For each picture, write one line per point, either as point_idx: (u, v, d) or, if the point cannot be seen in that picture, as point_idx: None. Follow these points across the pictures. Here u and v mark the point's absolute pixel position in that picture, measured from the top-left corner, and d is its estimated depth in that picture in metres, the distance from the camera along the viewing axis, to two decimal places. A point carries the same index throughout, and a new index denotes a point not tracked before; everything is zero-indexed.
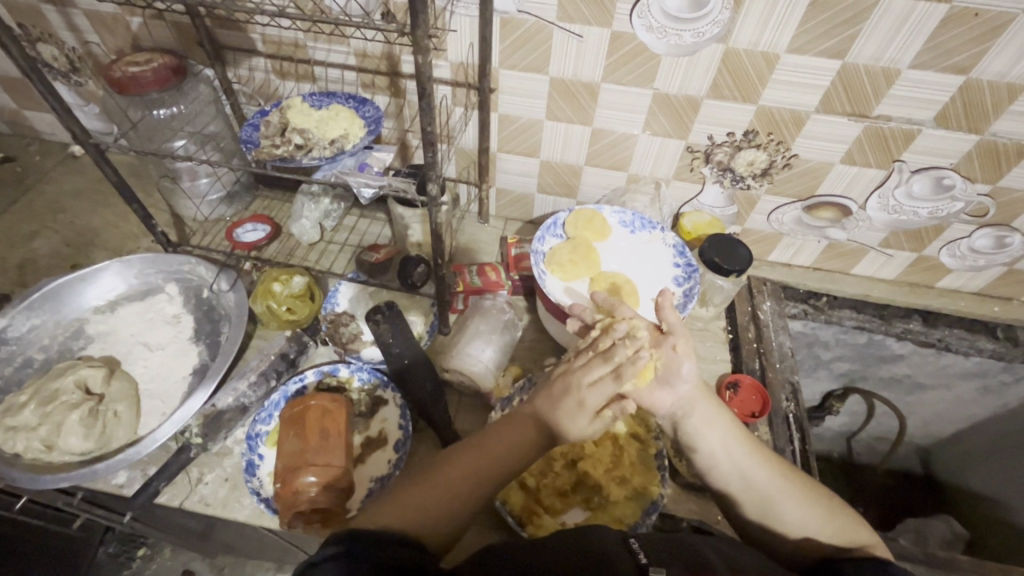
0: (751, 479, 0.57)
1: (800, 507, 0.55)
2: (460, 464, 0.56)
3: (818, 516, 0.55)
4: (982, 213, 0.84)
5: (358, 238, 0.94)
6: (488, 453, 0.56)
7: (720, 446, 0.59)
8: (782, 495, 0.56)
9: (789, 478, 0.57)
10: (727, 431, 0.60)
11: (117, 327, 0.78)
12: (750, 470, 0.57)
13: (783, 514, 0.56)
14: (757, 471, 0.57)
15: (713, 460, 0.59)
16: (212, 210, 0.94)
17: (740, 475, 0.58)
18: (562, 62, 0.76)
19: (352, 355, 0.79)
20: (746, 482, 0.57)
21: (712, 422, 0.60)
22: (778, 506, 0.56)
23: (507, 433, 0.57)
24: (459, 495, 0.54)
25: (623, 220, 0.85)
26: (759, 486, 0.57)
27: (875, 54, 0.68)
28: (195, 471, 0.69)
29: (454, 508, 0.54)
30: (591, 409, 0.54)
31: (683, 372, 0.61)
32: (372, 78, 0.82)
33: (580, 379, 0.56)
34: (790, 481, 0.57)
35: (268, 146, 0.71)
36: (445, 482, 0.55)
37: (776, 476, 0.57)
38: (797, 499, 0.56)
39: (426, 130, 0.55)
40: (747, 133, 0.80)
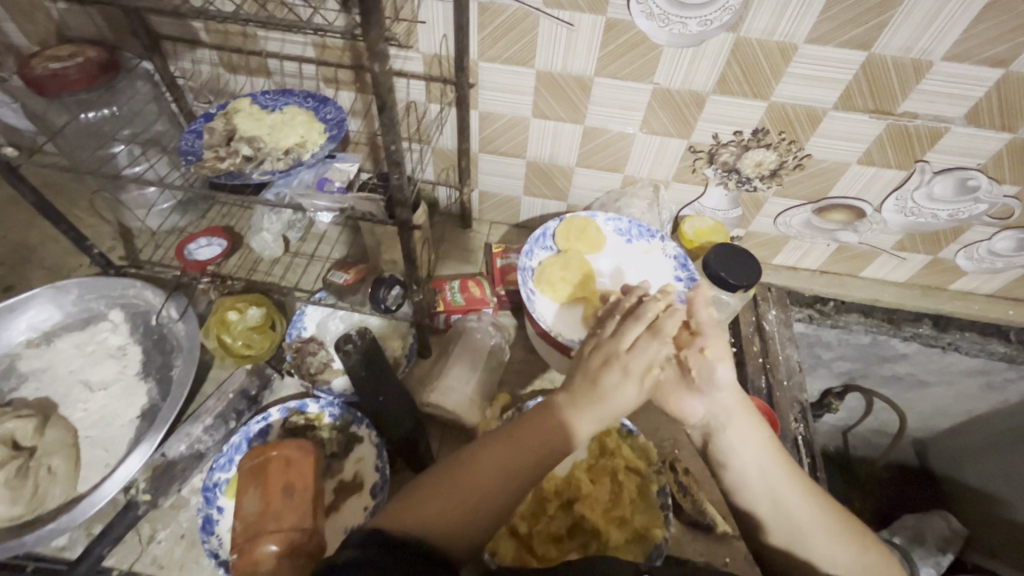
0: (785, 507, 0.50)
1: (836, 542, 0.50)
2: (483, 461, 0.49)
3: (852, 551, 0.50)
4: (1006, 214, 0.77)
5: (328, 248, 0.84)
6: (515, 452, 0.50)
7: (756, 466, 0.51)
8: (816, 527, 0.50)
9: (825, 507, 0.51)
10: (764, 449, 0.52)
11: (54, 363, 0.69)
12: (785, 495, 0.51)
13: (814, 547, 0.50)
14: (793, 496, 0.50)
15: (747, 479, 0.52)
16: (162, 221, 0.85)
17: (776, 500, 0.51)
18: (550, 54, 0.67)
19: (322, 388, 0.71)
20: (780, 512, 0.51)
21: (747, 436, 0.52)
22: (811, 539, 0.50)
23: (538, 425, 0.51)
24: (482, 501, 0.48)
25: (619, 228, 0.77)
26: (794, 517, 0.50)
27: (905, 45, 0.59)
28: (147, 528, 0.62)
29: (475, 516, 0.47)
30: (637, 374, 0.49)
31: (719, 378, 0.51)
32: (334, 72, 0.72)
33: (620, 347, 0.51)
34: (828, 513, 0.51)
35: (212, 158, 0.62)
36: (467, 483, 0.48)
37: (814, 506, 0.51)
38: (832, 535, 0.50)
39: (389, 149, 0.47)
40: (757, 132, 0.72)
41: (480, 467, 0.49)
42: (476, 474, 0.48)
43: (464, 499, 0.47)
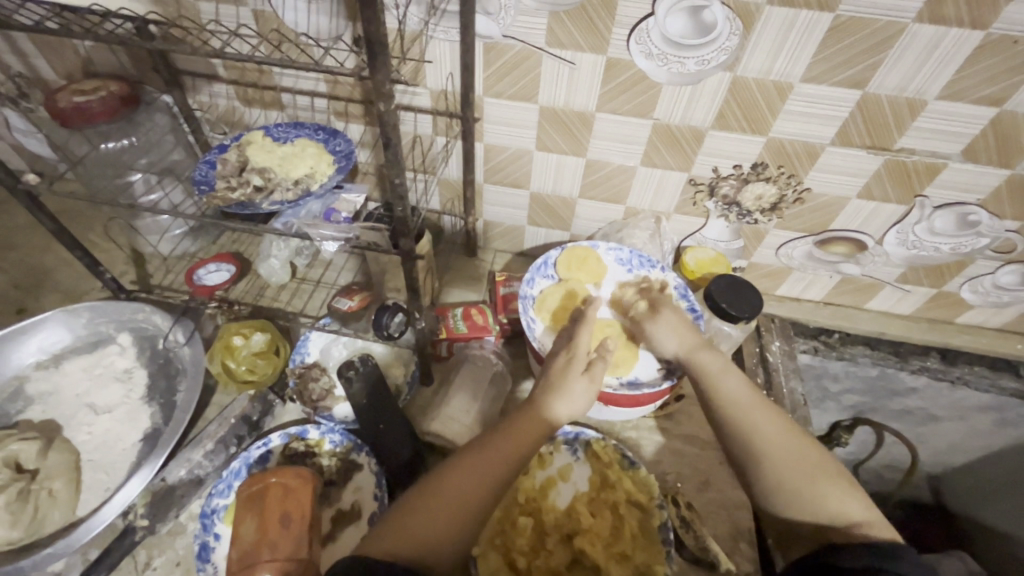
0: (763, 461, 0.54)
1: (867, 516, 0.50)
2: (449, 477, 0.50)
3: (837, 495, 0.51)
4: (1008, 249, 0.77)
5: (334, 275, 0.85)
6: (478, 460, 0.51)
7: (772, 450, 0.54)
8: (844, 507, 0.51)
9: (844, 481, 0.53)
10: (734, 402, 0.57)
11: (61, 386, 0.70)
12: (760, 447, 0.54)
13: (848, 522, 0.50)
14: (767, 447, 0.54)
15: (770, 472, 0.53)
16: (174, 246, 0.87)
17: (799, 488, 0.52)
18: (552, 91, 0.69)
19: (323, 414, 0.71)
20: (809, 499, 0.51)
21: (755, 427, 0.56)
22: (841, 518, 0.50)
23: (501, 433, 0.53)
24: (466, 509, 0.48)
25: (620, 257, 0.78)
26: (823, 501, 0.51)
27: (899, 84, 0.61)
28: (143, 554, 0.61)
29: (458, 524, 0.47)
30: (574, 370, 0.58)
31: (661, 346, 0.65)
32: (344, 106, 0.75)
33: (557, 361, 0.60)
34: (803, 457, 0.53)
35: (224, 188, 0.63)
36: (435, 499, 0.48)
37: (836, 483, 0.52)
38: (813, 478, 0.52)
39: (393, 183, 0.49)
40: (756, 166, 0.73)
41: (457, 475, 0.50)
42: (454, 487, 0.49)
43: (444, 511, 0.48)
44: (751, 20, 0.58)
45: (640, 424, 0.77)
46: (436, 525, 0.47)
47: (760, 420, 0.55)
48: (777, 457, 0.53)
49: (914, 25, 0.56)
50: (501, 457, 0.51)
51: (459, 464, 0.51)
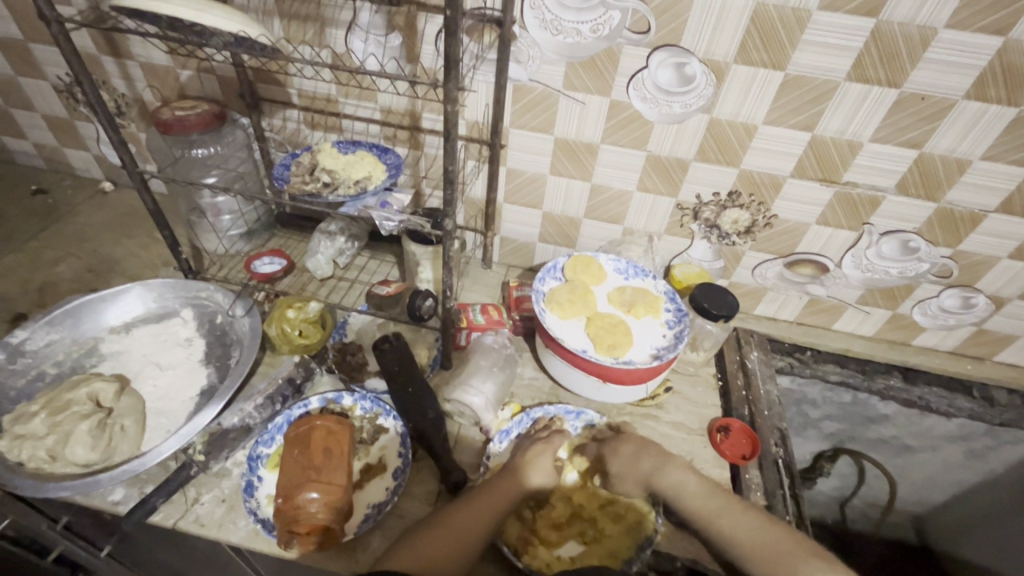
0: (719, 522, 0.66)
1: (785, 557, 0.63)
2: (460, 522, 0.62)
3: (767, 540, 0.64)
4: (947, 273, 0.91)
5: (368, 276, 0.99)
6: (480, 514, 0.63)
7: (700, 507, 0.68)
8: (760, 548, 0.64)
9: (760, 522, 0.66)
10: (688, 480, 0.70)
11: (130, 347, 0.81)
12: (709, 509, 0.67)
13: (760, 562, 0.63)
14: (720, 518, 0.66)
15: (698, 517, 0.67)
16: (231, 245, 0.99)
17: (720, 529, 0.66)
18: (566, 125, 0.85)
19: (357, 385, 0.81)
20: (732, 541, 0.65)
21: (681, 486, 0.69)
22: (755, 555, 0.63)
23: (487, 497, 0.65)
24: (470, 540, 0.60)
25: (618, 267, 0.92)
26: (743, 538, 0.65)
27: (840, 128, 0.77)
28: (193, 491, 0.69)
29: (468, 552, 0.60)
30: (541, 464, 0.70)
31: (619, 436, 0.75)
32: (394, 131, 0.91)
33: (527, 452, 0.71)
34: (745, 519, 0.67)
35: (299, 182, 0.79)
36: (453, 537, 0.60)
37: (751, 526, 0.66)
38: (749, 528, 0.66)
39: (447, 171, 0.63)
40: (732, 193, 0.88)
41: (449, 520, 0.62)
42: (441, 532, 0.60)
43: (444, 548, 0.59)
44: (723, 73, 0.75)
45: (633, 412, 0.87)
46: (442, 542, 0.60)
47: (695, 492, 0.69)
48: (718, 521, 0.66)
49: (846, 82, 0.73)
50: (488, 513, 0.63)
51: (453, 519, 0.62)
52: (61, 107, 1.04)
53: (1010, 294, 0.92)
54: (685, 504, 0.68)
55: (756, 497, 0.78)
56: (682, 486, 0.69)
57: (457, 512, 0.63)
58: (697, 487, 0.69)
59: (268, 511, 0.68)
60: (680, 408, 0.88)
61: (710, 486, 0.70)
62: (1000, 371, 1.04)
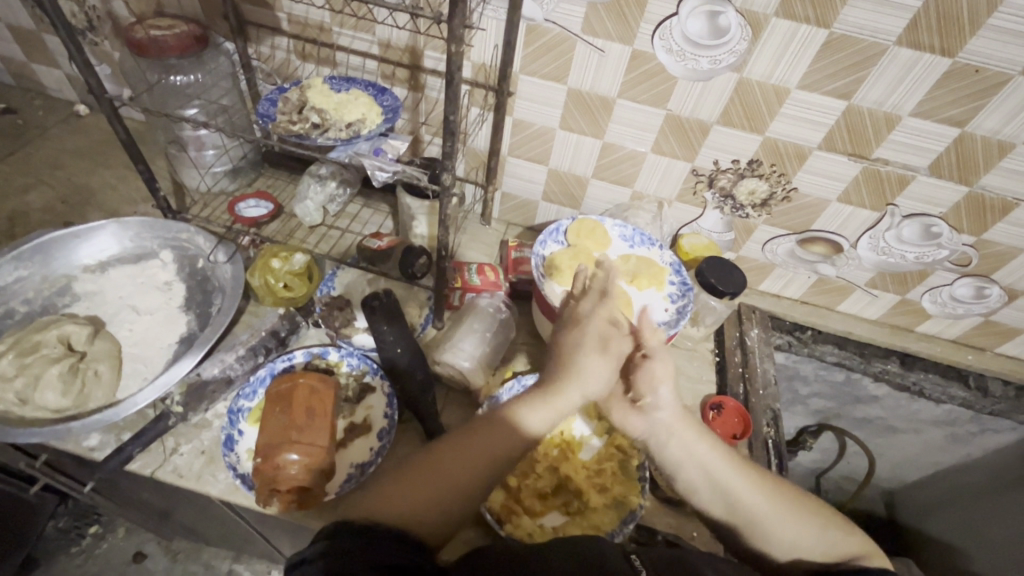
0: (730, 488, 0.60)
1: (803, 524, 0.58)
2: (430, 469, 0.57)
3: (782, 503, 0.59)
4: (965, 262, 0.87)
5: (359, 226, 0.94)
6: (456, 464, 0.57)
7: (714, 467, 0.62)
8: (774, 513, 0.58)
9: (772, 488, 0.60)
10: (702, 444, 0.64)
11: (105, 288, 0.76)
12: (715, 467, 0.61)
13: (784, 533, 0.57)
14: (739, 484, 0.60)
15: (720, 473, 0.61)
16: (215, 183, 0.93)
17: (735, 491, 0.60)
18: (581, 75, 0.78)
19: (344, 340, 0.78)
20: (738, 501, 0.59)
21: (702, 453, 0.62)
22: (768, 521, 0.58)
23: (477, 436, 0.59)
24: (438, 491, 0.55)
25: (623, 233, 0.87)
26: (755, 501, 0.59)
27: (878, 99, 0.71)
28: (171, 441, 0.67)
29: (431, 500, 0.54)
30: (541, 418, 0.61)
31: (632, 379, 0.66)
32: (393, 69, 0.83)
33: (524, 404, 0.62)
34: (766, 487, 0.60)
35: (285, 121, 0.72)
36: (419, 482, 0.55)
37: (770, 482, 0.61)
38: (767, 489, 0.60)
39: (447, 121, 0.57)
40: (752, 162, 0.83)
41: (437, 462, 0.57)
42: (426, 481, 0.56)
43: (421, 490, 0.55)
44: (760, 28, 0.68)
45: None
46: (430, 485, 0.55)
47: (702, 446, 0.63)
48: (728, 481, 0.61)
49: (896, 46, 0.66)
50: (471, 461, 0.58)
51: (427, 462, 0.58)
52: (26, 17, 0.94)
53: None
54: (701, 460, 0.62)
55: None
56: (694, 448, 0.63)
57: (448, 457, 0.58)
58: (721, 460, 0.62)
59: (248, 466, 0.66)
60: None
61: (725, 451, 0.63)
62: (999, 363, 1.02)
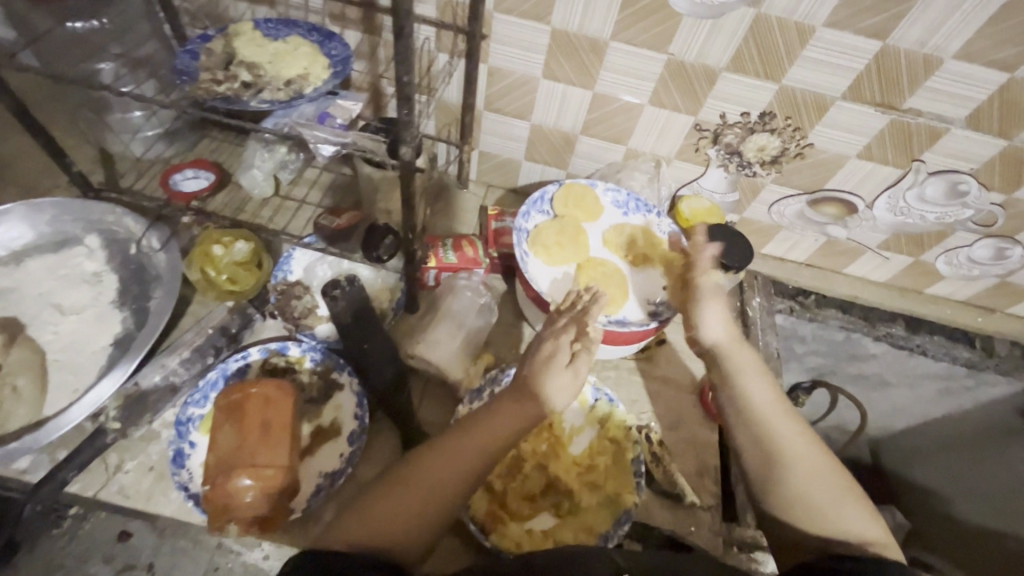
0: (763, 421, 0.55)
1: (825, 493, 0.49)
2: (421, 476, 0.49)
3: (810, 459, 0.52)
4: (989, 222, 0.79)
5: (319, 195, 0.82)
6: (454, 467, 0.49)
7: (758, 399, 0.56)
8: (801, 464, 0.51)
9: (812, 441, 0.53)
10: (761, 382, 0.58)
11: (22, 283, 0.66)
12: (757, 394, 0.57)
13: (802, 493, 0.50)
14: (776, 424, 0.54)
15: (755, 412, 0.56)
16: (148, 148, 0.80)
17: (766, 426, 0.54)
18: (568, 12, 0.65)
19: (304, 333, 0.69)
20: (767, 442, 0.53)
21: (752, 378, 0.58)
22: (792, 471, 0.51)
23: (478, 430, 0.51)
24: (430, 505, 0.48)
25: (617, 199, 0.77)
26: (784, 442, 0.53)
27: (919, 39, 0.60)
28: (114, 457, 0.60)
29: (423, 517, 0.47)
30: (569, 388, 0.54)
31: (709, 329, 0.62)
32: (341, 7, 0.69)
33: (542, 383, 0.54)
34: (805, 439, 0.53)
35: (208, 81, 0.59)
36: (410, 494, 0.48)
37: (809, 437, 0.53)
38: (805, 438, 0.53)
39: (401, 82, 0.46)
40: (764, 115, 0.72)
41: (430, 473, 0.49)
42: (434, 468, 0.49)
43: (411, 506, 0.47)
44: None
45: (621, 365, 0.79)
46: (420, 499, 0.48)
47: (754, 380, 0.58)
48: (766, 414, 0.55)
49: None
50: (469, 463, 0.50)
51: (416, 465, 0.49)
52: None
53: None
54: (742, 394, 0.57)
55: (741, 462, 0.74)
56: (747, 374, 0.59)
57: (440, 460, 0.49)
58: (768, 397, 0.57)
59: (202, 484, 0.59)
60: (671, 362, 0.79)
61: (776, 390, 0.58)
62: (1008, 323, 0.97)
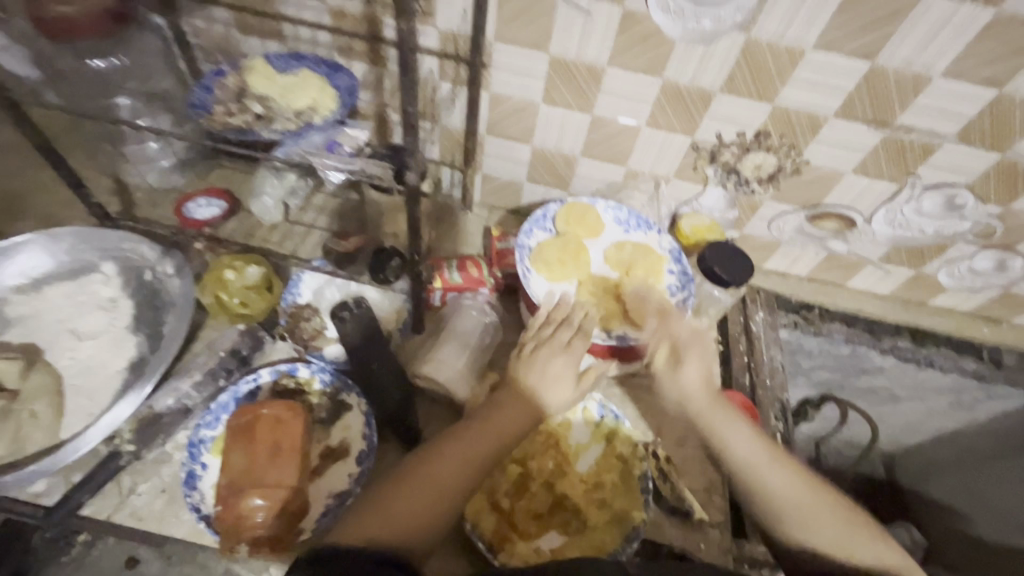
0: (756, 473, 0.57)
1: (833, 527, 0.54)
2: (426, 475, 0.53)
3: (810, 502, 0.55)
4: (988, 234, 0.80)
5: (327, 220, 0.84)
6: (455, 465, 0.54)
7: (746, 456, 0.58)
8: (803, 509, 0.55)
9: (804, 481, 0.57)
10: (743, 434, 0.60)
11: (41, 311, 0.68)
12: (744, 447, 0.59)
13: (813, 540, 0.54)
14: (771, 476, 0.57)
15: (746, 468, 0.58)
16: (161, 178, 0.84)
17: (762, 482, 0.57)
18: (565, 41, 0.68)
19: (313, 354, 0.70)
20: (763, 496, 0.56)
21: (731, 435, 0.60)
22: (797, 521, 0.54)
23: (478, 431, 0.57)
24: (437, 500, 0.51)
25: (618, 217, 0.79)
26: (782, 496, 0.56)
27: (907, 59, 0.62)
28: (128, 480, 0.61)
29: (427, 515, 0.50)
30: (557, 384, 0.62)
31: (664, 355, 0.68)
32: (348, 41, 0.72)
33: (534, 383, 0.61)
34: (795, 476, 0.57)
35: (222, 113, 0.63)
36: (417, 491, 0.51)
37: (804, 479, 0.57)
38: (798, 483, 0.57)
39: (407, 112, 0.48)
40: (759, 134, 0.74)
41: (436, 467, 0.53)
42: (440, 468, 0.53)
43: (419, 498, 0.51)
44: None
45: (626, 382, 0.79)
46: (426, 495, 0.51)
47: (734, 431, 0.60)
48: (755, 464, 0.58)
49: None
50: (471, 460, 0.55)
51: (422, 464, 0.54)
52: None
53: None
54: (726, 446, 0.60)
55: None
56: (728, 434, 0.60)
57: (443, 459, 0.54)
58: (752, 446, 0.59)
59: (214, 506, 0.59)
60: None
61: (756, 433, 0.60)
62: (1014, 334, 0.97)
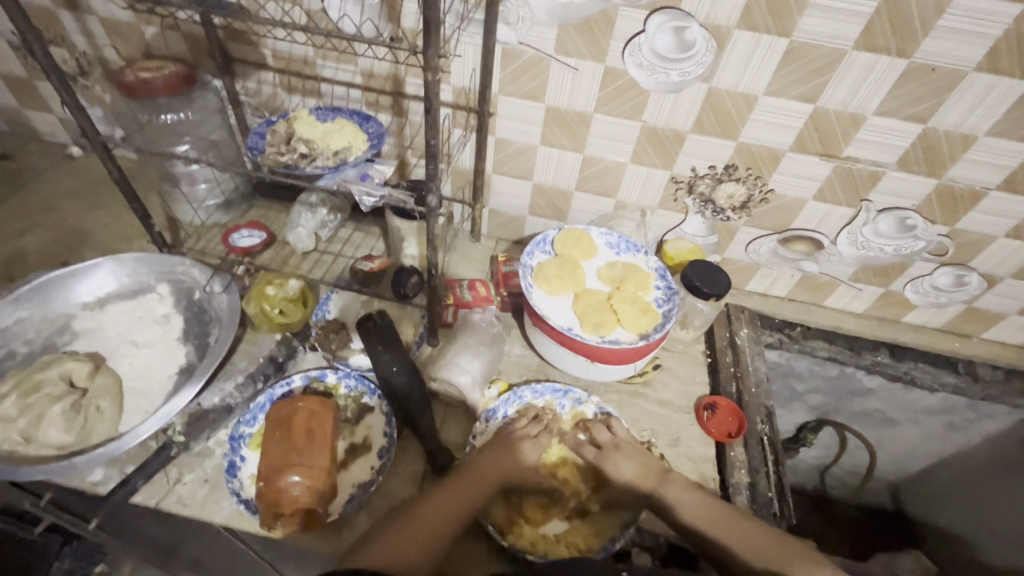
0: (721, 535, 0.63)
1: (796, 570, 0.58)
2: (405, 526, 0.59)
3: (769, 551, 0.60)
4: (942, 252, 0.90)
5: (352, 249, 0.95)
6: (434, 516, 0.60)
7: (702, 517, 0.65)
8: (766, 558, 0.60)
9: (764, 537, 0.62)
10: (697, 497, 0.67)
11: (104, 324, 0.78)
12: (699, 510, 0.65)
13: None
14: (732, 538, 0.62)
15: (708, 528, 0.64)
16: (209, 216, 0.96)
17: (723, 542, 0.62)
18: (558, 92, 0.81)
19: (341, 362, 0.80)
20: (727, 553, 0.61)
21: (688, 500, 0.66)
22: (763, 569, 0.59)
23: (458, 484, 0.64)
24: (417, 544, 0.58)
25: (609, 241, 0.90)
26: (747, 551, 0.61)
27: (843, 101, 0.74)
28: (175, 471, 0.69)
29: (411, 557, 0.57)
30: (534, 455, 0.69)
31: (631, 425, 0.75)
32: (376, 96, 0.86)
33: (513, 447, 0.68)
34: (755, 531, 0.62)
35: (273, 153, 0.75)
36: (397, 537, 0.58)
37: (764, 534, 0.62)
38: (760, 536, 0.62)
39: (429, 145, 0.59)
40: (728, 167, 0.85)
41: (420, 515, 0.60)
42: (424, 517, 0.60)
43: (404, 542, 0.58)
44: (724, 41, 0.71)
45: (621, 389, 0.87)
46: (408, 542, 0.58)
47: (686, 495, 0.67)
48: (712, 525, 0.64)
49: (854, 51, 0.69)
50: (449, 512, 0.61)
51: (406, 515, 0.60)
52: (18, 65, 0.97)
53: (1003, 273, 0.91)
54: (681, 511, 0.66)
55: (740, 475, 0.79)
56: (683, 499, 0.67)
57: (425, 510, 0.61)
58: (704, 506, 0.65)
59: (252, 492, 0.67)
60: (667, 386, 0.88)
61: (710, 500, 0.66)
62: (987, 348, 1.04)
